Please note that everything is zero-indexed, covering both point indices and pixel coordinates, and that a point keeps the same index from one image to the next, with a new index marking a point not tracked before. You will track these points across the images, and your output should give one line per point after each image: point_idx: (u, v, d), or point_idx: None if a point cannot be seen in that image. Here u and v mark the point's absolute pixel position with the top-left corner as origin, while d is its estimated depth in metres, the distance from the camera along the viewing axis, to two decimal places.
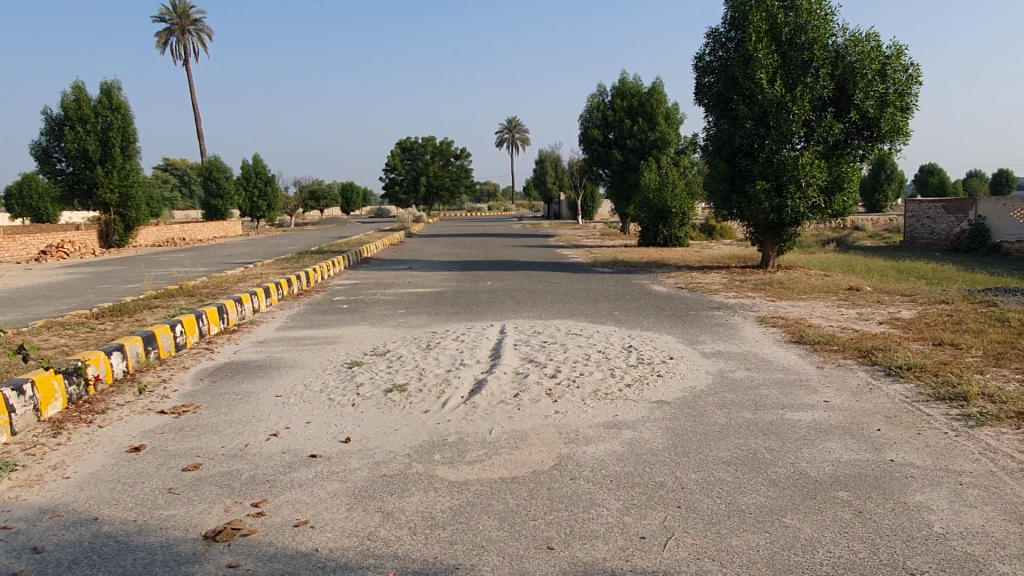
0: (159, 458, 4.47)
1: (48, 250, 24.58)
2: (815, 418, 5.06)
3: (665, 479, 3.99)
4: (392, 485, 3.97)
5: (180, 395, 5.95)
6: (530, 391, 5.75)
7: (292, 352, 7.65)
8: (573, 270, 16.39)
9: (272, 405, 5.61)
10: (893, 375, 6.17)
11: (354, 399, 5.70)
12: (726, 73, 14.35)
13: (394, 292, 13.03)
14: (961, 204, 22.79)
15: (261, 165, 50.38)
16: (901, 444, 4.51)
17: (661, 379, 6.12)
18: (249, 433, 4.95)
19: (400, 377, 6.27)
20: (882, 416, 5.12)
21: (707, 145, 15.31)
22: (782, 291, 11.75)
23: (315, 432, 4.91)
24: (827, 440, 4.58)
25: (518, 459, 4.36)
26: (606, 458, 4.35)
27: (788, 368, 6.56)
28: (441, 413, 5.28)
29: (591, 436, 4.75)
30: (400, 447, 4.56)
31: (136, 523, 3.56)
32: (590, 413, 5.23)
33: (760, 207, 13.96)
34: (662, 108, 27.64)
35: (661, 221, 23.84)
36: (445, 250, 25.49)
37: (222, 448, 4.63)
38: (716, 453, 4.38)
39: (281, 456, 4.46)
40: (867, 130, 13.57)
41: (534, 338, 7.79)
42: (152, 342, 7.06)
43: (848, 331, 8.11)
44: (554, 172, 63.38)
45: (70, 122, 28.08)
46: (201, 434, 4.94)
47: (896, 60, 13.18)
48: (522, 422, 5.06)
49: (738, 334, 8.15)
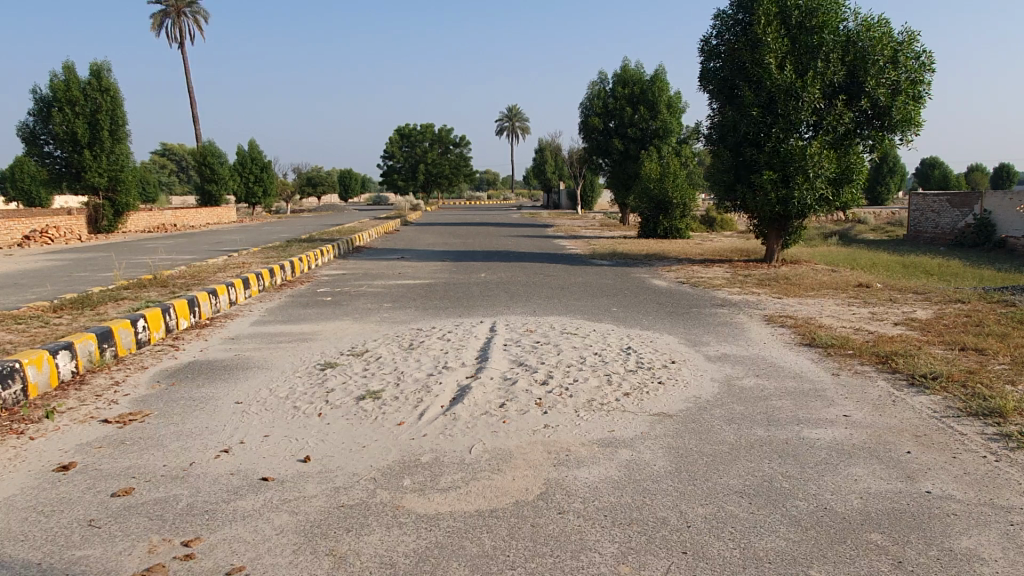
0: (88, 481, 3.90)
1: (32, 235, 23.96)
2: (836, 437, 4.49)
3: (668, 514, 3.43)
4: (350, 519, 3.41)
5: (131, 400, 5.40)
6: (518, 400, 5.19)
7: (263, 351, 7.06)
8: (570, 262, 15.78)
9: (229, 415, 5.03)
10: (917, 385, 5.59)
11: (322, 408, 5.12)
12: (733, 59, 13.73)
13: (383, 284, 12.42)
14: (966, 198, 22.13)
15: (257, 151, 49.59)
16: (936, 471, 3.93)
17: (662, 387, 5.56)
18: (197, 448, 4.38)
19: (375, 383, 5.69)
20: (910, 433, 4.55)
21: (711, 133, 14.71)
22: (789, 287, 11.19)
23: (271, 448, 4.34)
24: (851, 466, 4.01)
25: (500, 486, 3.79)
26: (600, 485, 3.78)
27: (801, 375, 5.98)
28: (416, 426, 4.72)
29: (584, 457, 4.19)
30: (366, 470, 3.99)
31: (39, 568, 2.99)
32: (583, 428, 4.66)
33: (767, 199, 13.37)
34: (664, 96, 27.02)
35: (661, 212, 23.25)
36: (440, 239, 24.83)
37: (164, 468, 4.07)
38: (727, 480, 3.81)
39: (227, 479, 3.90)
40: (878, 119, 12.97)
41: (525, 338, 7.21)
42: (108, 339, 6.50)
43: (863, 333, 7.53)
44: (553, 161, 62.70)
45: (58, 103, 27.44)
46: (142, 449, 4.38)
47: (908, 47, 12.56)
48: (505, 437, 4.50)
49: (744, 335, 7.59)
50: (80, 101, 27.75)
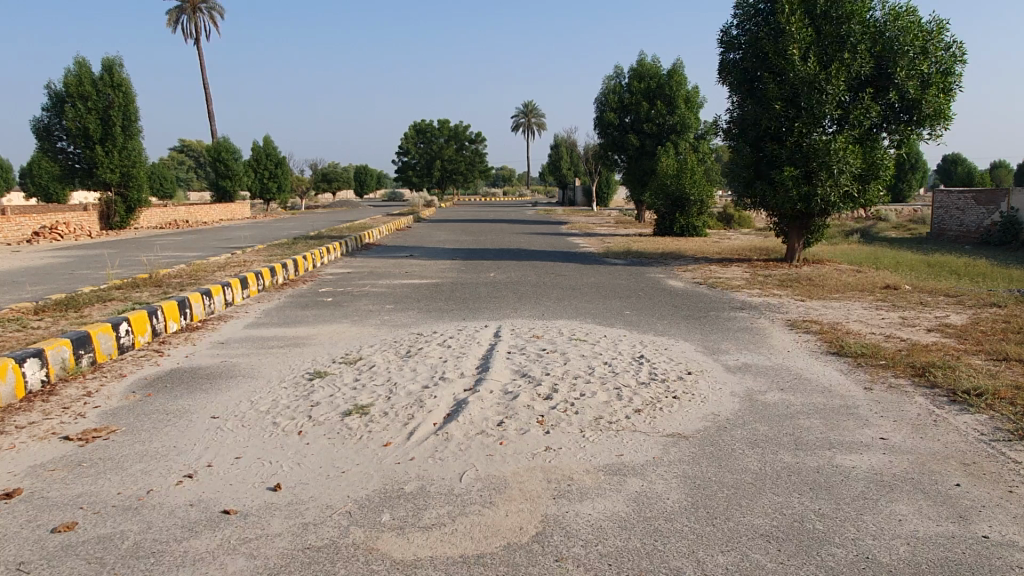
0: (30, 512, 3.48)
1: (43, 231, 23.74)
2: (874, 465, 3.98)
3: (683, 564, 2.95)
4: (314, 565, 2.96)
5: (100, 413, 5.00)
6: (517, 417, 4.72)
7: (251, 358, 6.63)
8: (583, 261, 15.26)
9: (202, 432, 4.59)
10: (959, 401, 5.04)
11: (303, 425, 4.67)
12: (755, 50, 13.14)
13: (387, 284, 11.95)
14: (992, 195, 21.34)
15: (272, 147, 49.34)
16: (993, 509, 3.41)
17: (677, 403, 5.06)
18: (158, 473, 3.95)
19: (364, 396, 5.23)
20: (957, 460, 4.02)
21: (730, 128, 14.14)
22: (813, 289, 10.62)
23: (241, 474, 3.90)
24: (892, 502, 3.51)
25: (490, 524, 3.33)
26: (605, 525, 3.31)
27: (830, 389, 5.45)
28: (403, 448, 4.26)
29: (588, 488, 3.70)
30: (342, 502, 3.54)
31: None
32: (588, 451, 4.19)
33: (788, 195, 12.76)
34: (682, 91, 26.46)
35: (678, 209, 22.65)
36: (451, 236, 24.37)
37: (118, 496, 3.65)
38: (750, 519, 3.33)
39: (185, 512, 3.46)
40: (905, 113, 12.31)
41: (531, 346, 6.72)
42: (86, 345, 6.11)
43: (895, 341, 6.97)
44: (569, 157, 61.78)
45: (70, 98, 27.19)
46: (99, 473, 3.96)
47: (938, 37, 11.92)
48: (501, 463, 4.04)
49: (766, 343, 7.07)
50: (91, 97, 27.51)
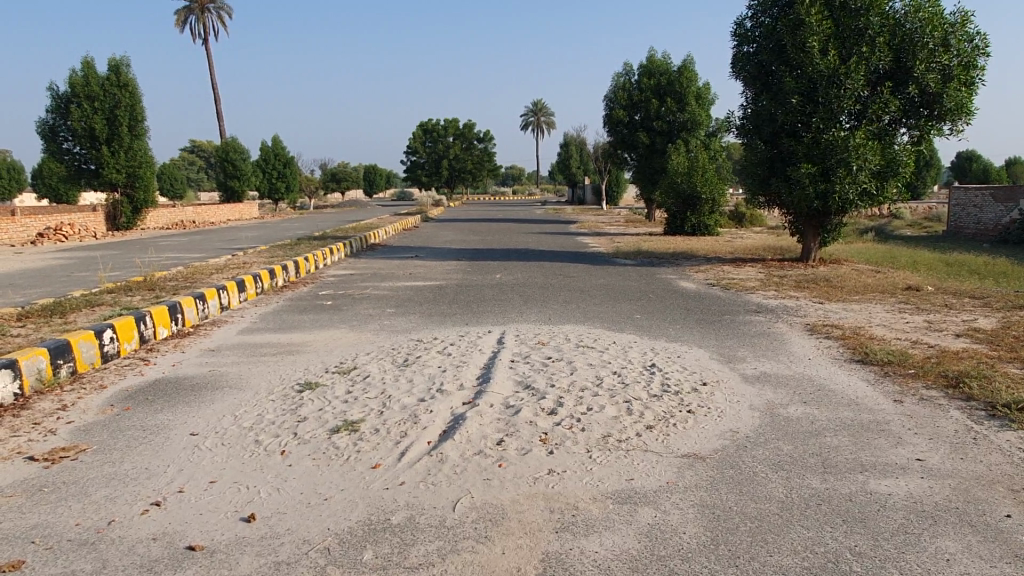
0: None
1: (48, 232, 23.50)
2: (912, 492, 3.59)
3: None
4: None
5: (73, 429, 4.67)
6: (519, 435, 4.35)
7: (240, 367, 6.29)
8: (592, 262, 14.84)
9: (178, 452, 4.26)
10: (999, 416, 4.62)
11: (287, 444, 4.31)
12: (771, 43, 12.68)
13: (389, 286, 11.63)
14: (1011, 193, 20.81)
15: (280, 146, 49.14)
16: None
17: (692, 419, 4.68)
18: (125, 500, 3.61)
19: (355, 411, 4.86)
20: (1004, 486, 3.62)
21: (743, 124, 13.70)
22: (830, 290, 10.21)
23: (215, 501, 3.56)
24: (937, 537, 3.12)
25: (484, 563, 2.96)
26: (613, 565, 2.94)
27: (857, 402, 5.05)
28: (393, 471, 3.90)
29: (595, 520, 3.33)
30: (320, 537, 3.19)
31: None
32: (594, 475, 3.81)
33: (804, 193, 12.33)
34: (692, 87, 26.03)
35: (689, 208, 22.21)
36: (458, 236, 23.96)
37: (76, 529, 3.31)
38: (778, 559, 2.96)
39: (145, 548, 3.11)
40: (926, 107, 11.85)
41: (536, 354, 6.34)
42: (65, 354, 5.79)
43: (922, 347, 6.55)
44: (579, 156, 61.15)
45: (77, 99, 27.02)
46: (59, 500, 3.61)
47: (961, 29, 11.45)
48: (499, 489, 3.67)
49: (784, 350, 6.66)
50: (98, 97, 27.36)
